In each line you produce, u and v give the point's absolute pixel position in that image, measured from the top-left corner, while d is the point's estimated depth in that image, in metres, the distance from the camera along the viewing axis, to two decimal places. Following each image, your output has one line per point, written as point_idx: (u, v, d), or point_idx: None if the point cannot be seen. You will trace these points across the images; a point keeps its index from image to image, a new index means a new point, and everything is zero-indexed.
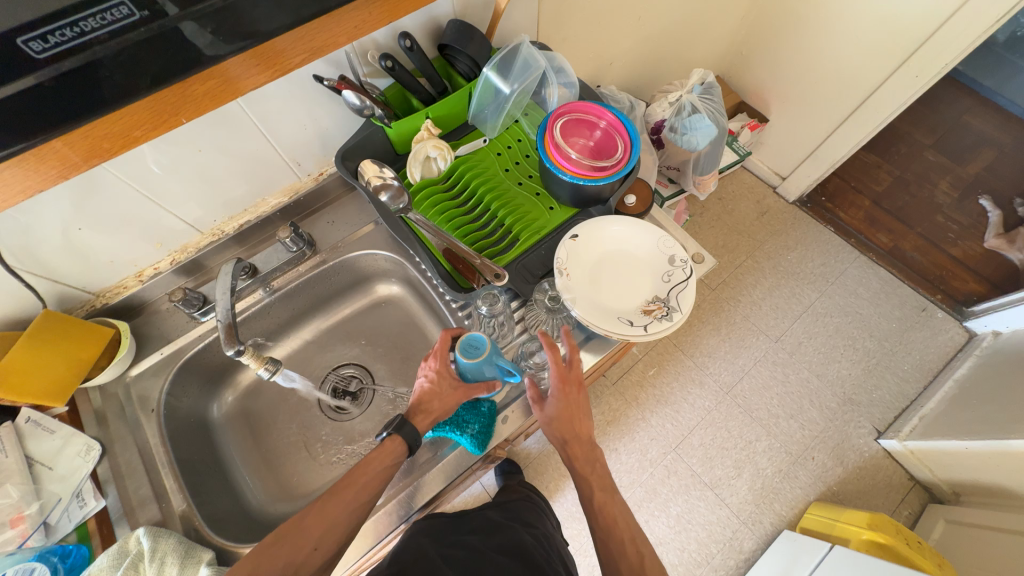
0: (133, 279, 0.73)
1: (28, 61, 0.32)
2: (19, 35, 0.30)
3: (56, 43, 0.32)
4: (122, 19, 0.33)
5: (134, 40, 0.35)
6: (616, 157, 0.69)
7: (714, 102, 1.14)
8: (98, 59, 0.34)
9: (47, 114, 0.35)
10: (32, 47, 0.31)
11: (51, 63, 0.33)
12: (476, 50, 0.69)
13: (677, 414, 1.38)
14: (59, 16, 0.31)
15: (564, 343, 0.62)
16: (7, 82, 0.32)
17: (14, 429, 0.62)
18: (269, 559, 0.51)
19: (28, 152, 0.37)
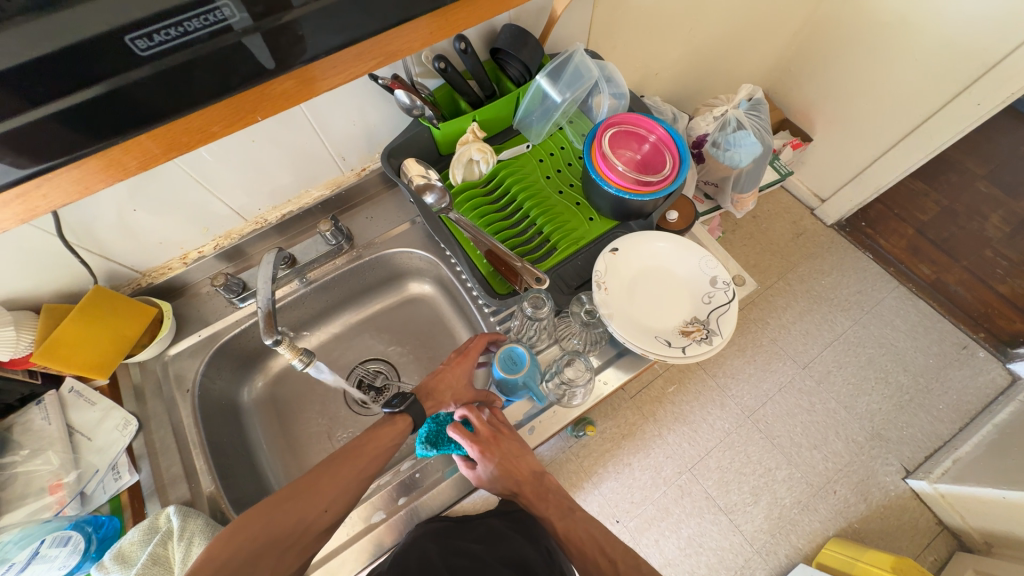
0: (179, 261, 0.74)
1: (133, 57, 0.33)
2: (127, 33, 0.32)
3: (160, 42, 0.33)
4: (222, 20, 0.34)
5: (229, 42, 0.35)
6: (664, 173, 0.68)
7: (760, 119, 1.11)
8: (195, 56, 0.35)
9: (137, 103, 0.36)
10: (138, 44, 0.32)
11: (153, 60, 0.34)
12: (528, 55, 0.69)
13: (695, 434, 1.35)
14: (164, 17, 0.32)
15: (470, 416, 0.61)
16: (111, 76, 0.33)
17: (59, 397, 0.66)
18: (283, 514, 0.52)
19: (115, 142, 0.38)
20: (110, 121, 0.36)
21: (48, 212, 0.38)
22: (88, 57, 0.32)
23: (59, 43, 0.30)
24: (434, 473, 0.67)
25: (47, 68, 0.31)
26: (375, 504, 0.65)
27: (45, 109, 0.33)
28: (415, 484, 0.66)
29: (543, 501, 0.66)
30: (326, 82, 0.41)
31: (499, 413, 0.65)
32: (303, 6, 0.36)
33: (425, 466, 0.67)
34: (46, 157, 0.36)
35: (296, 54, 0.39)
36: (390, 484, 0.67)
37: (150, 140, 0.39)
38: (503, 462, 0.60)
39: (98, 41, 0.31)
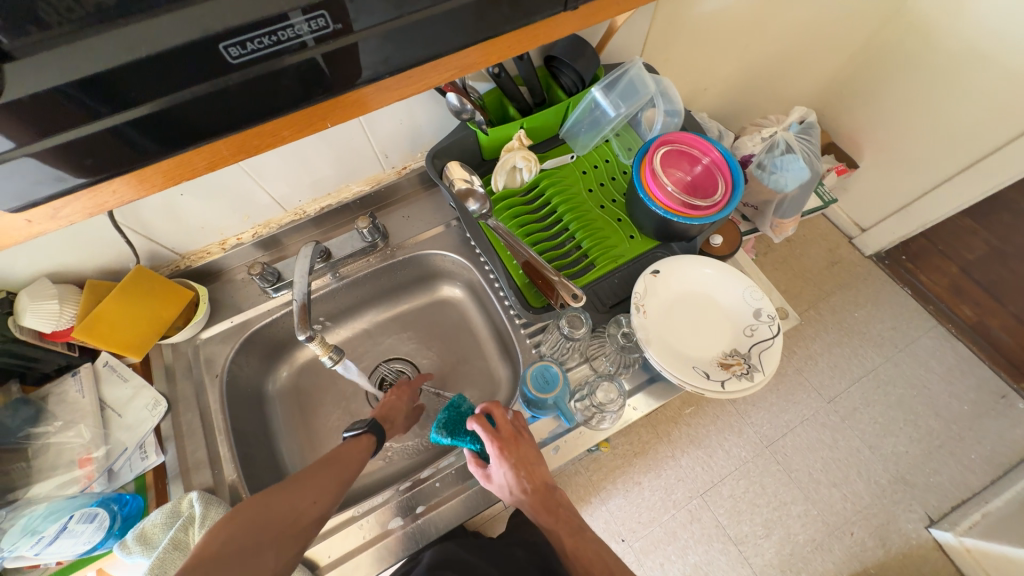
0: (217, 247, 0.75)
1: (223, 64, 0.31)
2: (221, 41, 0.30)
3: (252, 51, 0.31)
4: (318, 30, 0.32)
5: (318, 53, 0.34)
6: (715, 199, 0.65)
7: (810, 144, 1.07)
8: (283, 67, 0.33)
9: (212, 113, 0.35)
10: (230, 52, 0.31)
11: (242, 68, 0.32)
12: (584, 66, 0.66)
13: (709, 459, 1.30)
14: (260, 25, 0.30)
15: (492, 407, 0.61)
16: (199, 82, 0.32)
17: (93, 370, 0.67)
18: (273, 501, 0.49)
19: (187, 151, 0.37)
20: (182, 133, 0.35)
21: (117, 207, 0.38)
22: (173, 66, 0.30)
23: (136, 53, 0.29)
24: (454, 484, 0.66)
25: (129, 76, 0.30)
26: (393, 510, 0.64)
27: (111, 122, 0.32)
28: (433, 493, 0.65)
29: (552, 511, 0.58)
30: (377, 96, 0.40)
31: (521, 418, 0.64)
32: (366, 28, 0.33)
33: (447, 475, 0.66)
34: (112, 167, 0.35)
35: (341, 83, 0.37)
36: (409, 490, 0.66)
37: (224, 146, 0.38)
38: (519, 465, 0.58)
39: (181, 51, 0.30)
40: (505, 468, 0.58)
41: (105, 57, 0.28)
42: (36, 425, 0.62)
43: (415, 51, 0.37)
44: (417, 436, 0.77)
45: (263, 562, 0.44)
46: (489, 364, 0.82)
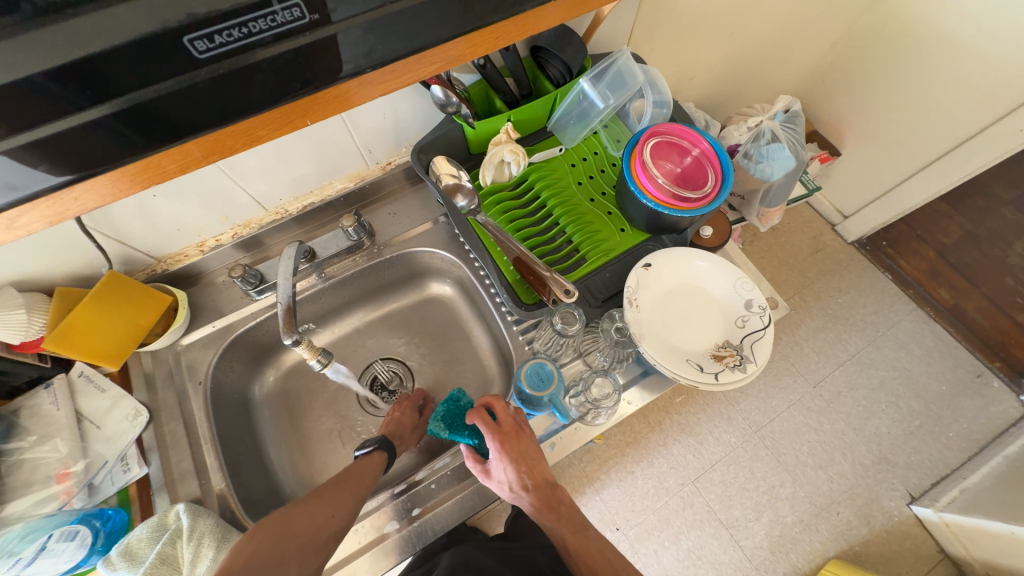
0: (195, 249, 0.72)
1: (190, 59, 0.29)
2: (187, 33, 0.27)
3: (221, 44, 0.28)
4: (292, 21, 0.29)
5: (295, 46, 0.31)
6: (705, 190, 0.65)
7: (795, 133, 1.07)
8: (258, 62, 0.31)
9: (183, 111, 0.31)
10: (198, 45, 0.28)
11: (212, 63, 0.29)
12: (572, 55, 0.65)
13: (700, 446, 1.32)
14: (230, 16, 0.27)
15: (495, 402, 0.61)
16: (163, 79, 0.29)
17: (68, 381, 0.64)
18: (294, 517, 0.51)
19: (163, 149, 0.34)
20: (154, 130, 0.32)
21: (81, 214, 0.35)
22: (136, 58, 0.27)
23: (85, 48, 0.26)
24: (450, 484, 0.66)
25: (86, 75, 0.27)
26: (388, 513, 0.64)
27: (91, 114, 0.29)
28: (429, 495, 0.65)
29: (552, 510, 0.59)
30: (360, 91, 0.37)
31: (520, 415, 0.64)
32: (343, 20, 0.31)
33: (443, 476, 0.66)
34: (88, 166, 0.32)
35: (321, 77, 0.34)
36: (404, 493, 0.65)
37: (195, 146, 0.35)
38: (519, 460, 0.58)
39: (142, 43, 0.27)
40: (506, 464, 0.57)
41: (54, 50, 0.25)
42: (8, 440, 0.59)
43: (399, 43, 0.35)
44: None
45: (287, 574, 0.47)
46: (481, 361, 0.81)
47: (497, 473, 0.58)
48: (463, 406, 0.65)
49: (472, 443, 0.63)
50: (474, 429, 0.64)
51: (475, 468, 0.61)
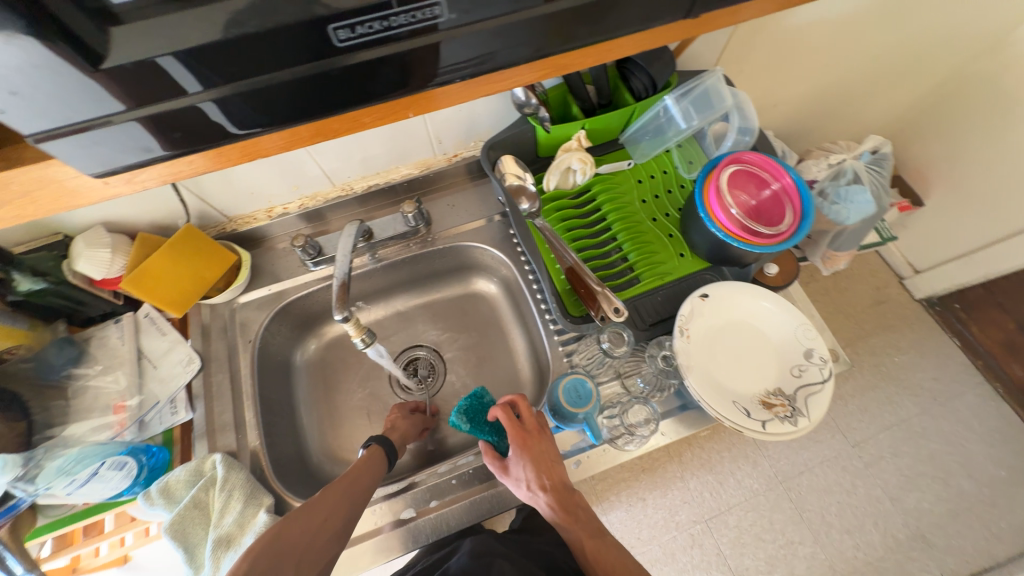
0: (263, 214, 0.75)
1: (329, 46, 0.29)
2: (332, 22, 0.27)
3: (361, 34, 0.29)
4: (427, 20, 0.29)
5: (425, 44, 0.30)
6: (779, 228, 0.61)
7: (880, 177, 1.00)
8: (387, 56, 0.30)
9: (283, 104, 0.31)
10: (339, 34, 0.28)
11: (347, 53, 0.29)
12: (658, 70, 0.64)
13: (720, 485, 1.16)
14: (374, 8, 0.28)
15: (518, 399, 0.62)
16: (294, 64, 0.29)
17: (134, 320, 0.69)
18: (287, 528, 0.50)
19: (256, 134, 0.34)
20: (259, 116, 0.32)
21: (193, 177, 0.36)
22: (256, 47, 0.27)
23: (213, 36, 0.26)
24: (473, 483, 0.65)
25: (210, 59, 0.27)
26: (408, 500, 0.64)
27: (194, 99, 0.29)
28: (449, 489, 0.65)
29: (570, 513, 0.57)
30: (447, 96, 0.36)
31: (540, 419, 0.65)
32: (449, 30, 0.30)
33: (467, 474, 0.66)
34: (196, 142, 0.32)
35: (439, 76, 0.33)
36: (426, 483, 0.65)
37: (303, 129, 0.35)
38: (538, 459, 0.58)
39: (288, 32, 0.27)
40: (525, 458, 0.58)
41: (213, 27, 0.26)
42: (78, 365, 0.65)
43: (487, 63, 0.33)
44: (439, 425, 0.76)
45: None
46: (515, 365, 0.80)
47: (515, 469, 0.59)
48: (484, 404, 0.66)
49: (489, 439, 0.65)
50: (494, 426, 0.66)
51: (493, 464, 0.62)
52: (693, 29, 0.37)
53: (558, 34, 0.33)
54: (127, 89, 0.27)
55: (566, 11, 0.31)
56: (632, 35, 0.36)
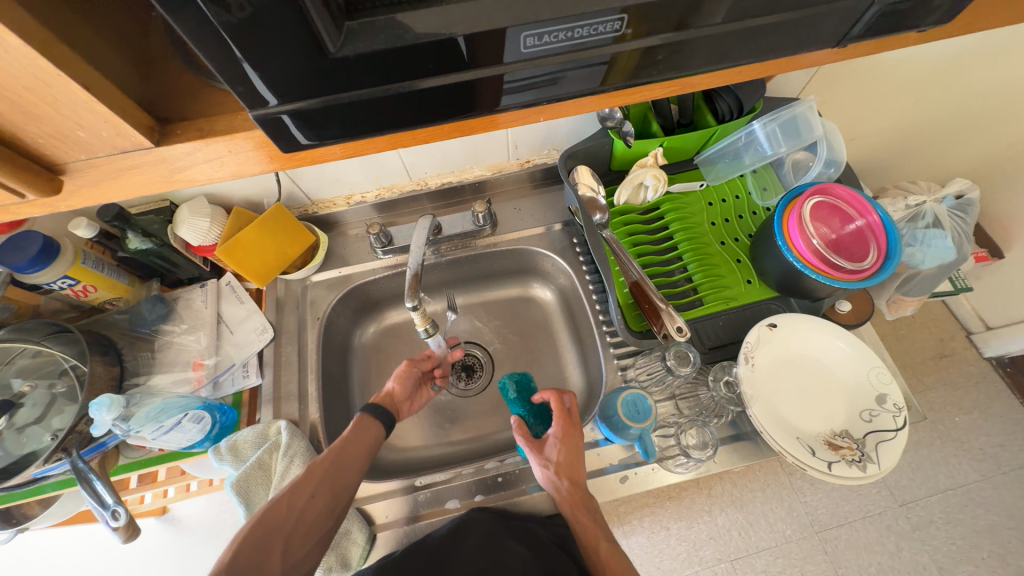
0: (342, 200, 0.80)
1: (515, 52, 0.26)
2: (524, 29, 0.25)
3: (546, 44, 0.26)
4: (607, 33, 0.27)
5: (589, 60, 0.28)
6: (862, 265, 0.59)
7: (964, 223, 0.94)
8: (565, 69, 0.28)
9: (374, 116, 0.28)
10: (526, 41, 0.26)
11: (526, 62, 0.27)
12: (749, 92, 0.63)
13: (749, 526, 0.92)
14: (567, 19, 0.25)
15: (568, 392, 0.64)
16: (437, 74, 0.27)
17: (217, 287, 0.74)
18: (271, 514, 0.50)
19: (320, 146, 0.30)
20: (369, 122, 0.29)
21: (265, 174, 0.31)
22: (372, 68, 0.25)
23: (379, 45, 0.24)
24: (517, 485, 0.66)
25: (344, 70, 0.25)
26: (454, 491, 0.65)
27: (278, 110, 0.26)
28: (496, 487, 0.65)
29: (590, 512, 0.57)
30: (508, 115, 0.33)
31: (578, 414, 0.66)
32: (615, 47, 0.28)
33: (512, 475, 0.66)
34: (294, 147, 0.29)
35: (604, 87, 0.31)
36: (472, 477, 0.66)
37: (377, 142, 0.32)
38: (573, 450, 0.60)
39: (475, 39, 0.25)
40: (562, 445, 0.60)
41: (429, 29, 0.24)
42: (166, 322, 0.71)
43: (544, 91, 0.30)
44: (486, 421, 0.78)
45: (271, 567, 0.48)
46: (564, 373, 0.80)
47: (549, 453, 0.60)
48: (531, 386, 0.68)
49: (522, 415, 0.66)
50: (533, 408, 0.67)
51: (525, 441, 0.62)
52: (761, 69, 0.35)
53: (618, 69, 0.30)
54: (253, 86, 0.24)
55: (716, 36, 0.29)
56: (755, 62, 0.35)
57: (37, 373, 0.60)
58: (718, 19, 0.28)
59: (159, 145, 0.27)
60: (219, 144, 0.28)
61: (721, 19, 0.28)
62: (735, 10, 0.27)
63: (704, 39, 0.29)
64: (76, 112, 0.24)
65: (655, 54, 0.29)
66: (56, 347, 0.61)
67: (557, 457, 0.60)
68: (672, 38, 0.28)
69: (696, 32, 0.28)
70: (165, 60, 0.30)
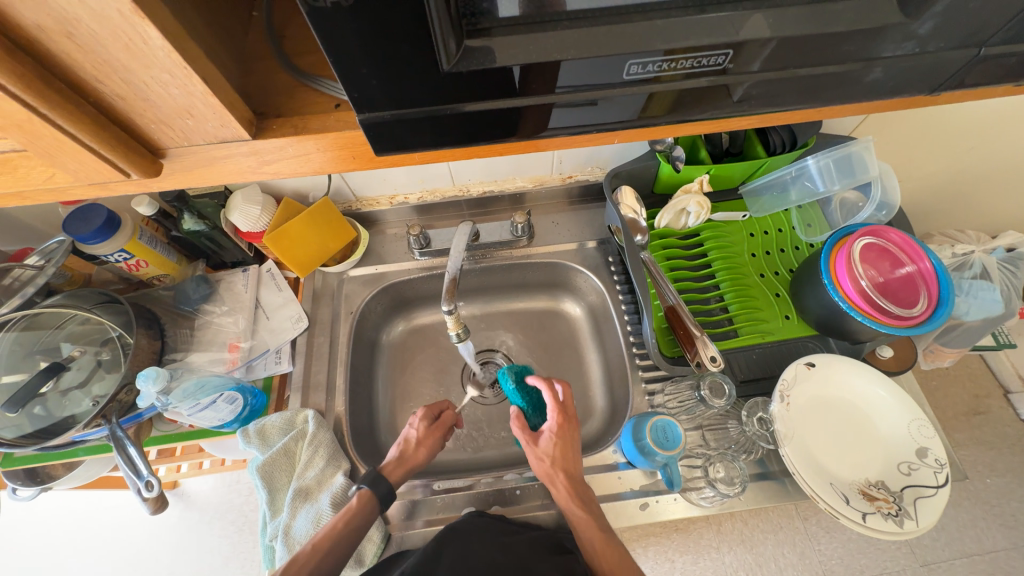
0: (385, 199, 0.81)
1: (617, 78, 0.27)
2: (633, 57, 0.26)
3: (646, 72, 0.27)
4: (707, 66, 0.27)
5: (676, 88, 0.28)
6: (911, 311, 0.57)
7: (1014, 277, 0.90)
8: (652, 97, 0.29)
9: (451, 130, 0.29)
10: (631, 69, 0.27)
11: (626, 87, 0.28)
12: (802, 128, 0.63)
13: (759, 570, 0.88)
14: (669, 51, 0.26)
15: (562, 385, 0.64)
16: (524, 95, 0.27)
17: (258, 272, 0.77)
18: None
19: (391, 155, 0.31)
20: (446, 137, 0.29)
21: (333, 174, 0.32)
22: (477, 85, 0.26)
23: (494, 64, 0.25)
24: (532, 500, 0.65)
25: (448, 85, 0.26)
26: (469, 498, 0.65)
27: (366, 116, 0.27)
28: (512, 499, 0.65)
29: (584, 505, 0.56)
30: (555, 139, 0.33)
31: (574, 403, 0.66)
32: (709, 79, 0.28)
33: (529, 488, 0.65)
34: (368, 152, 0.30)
35: (684, 118, 0.31)
36: (488, 487, 0.66)
37: (450, 153, 0.33)
38: (568, 443, 0.60)
39: (582, 64, 0.26)
40: (557, 438, 0.60)
41: (541, 51, 0.25)
42: (208, 302, 0.73)
43: (581, 113, 0.29)
44: (504, 430, 0.77)
45: None
46: (588, 392, 0.80)
47: (543, 447, 0.60)
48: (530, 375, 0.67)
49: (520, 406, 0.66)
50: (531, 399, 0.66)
51: (522, 433, 0.63)
52: (835, 112, 0.35)
53: (673, 103, 0.30)
54: (364, 94, 0.25)
55: (806, 76, 0.28)
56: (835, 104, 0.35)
57: (85, 340, 0.62)
58: (761, 66, 0.28)
59: (255, 139, 0.29)
60: (309, 143, 0.29)
61: (759, 67, 0.28)
62: (772, 60, 0.27)
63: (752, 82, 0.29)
64: (191, 101, 0.25)
65: (710, 92, 0.29)
66: (104, 316, 0.63)
67: (551, 450, 0.60)
68: (767, 75, 0.28)
69: (741, 75, 0.28)
70: (267, 59, 0.32)
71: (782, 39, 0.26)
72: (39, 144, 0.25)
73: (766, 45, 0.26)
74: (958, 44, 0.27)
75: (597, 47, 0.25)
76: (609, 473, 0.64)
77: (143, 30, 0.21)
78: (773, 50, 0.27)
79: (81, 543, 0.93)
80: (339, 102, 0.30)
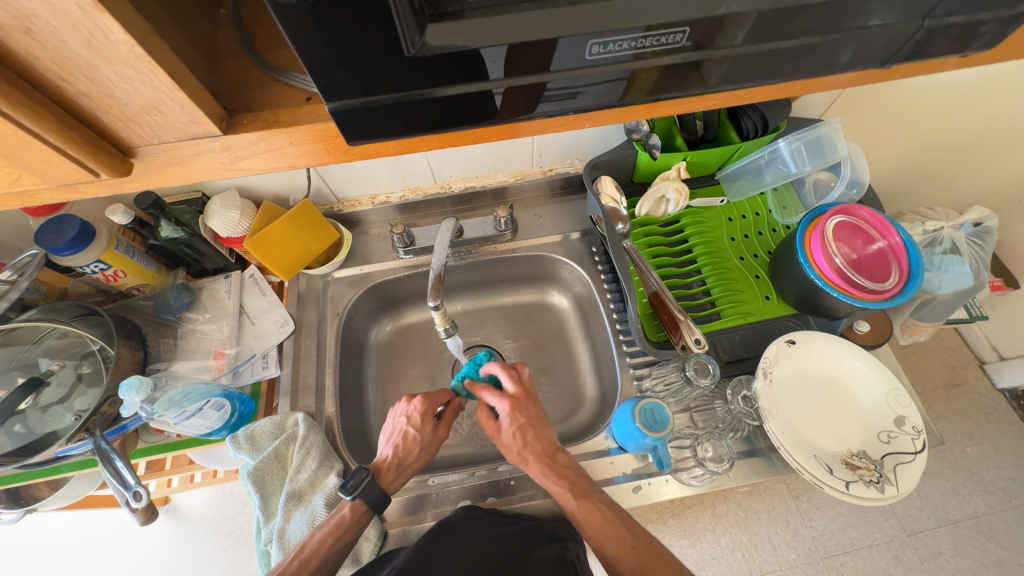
0: (367, 199, 0.81)
1: (580, 59, 0.28)
2: (593, 37, 0.26)
3: (607, 52, 0.27)
4: (668, 45, 0.28)
5: (638, 69, 0.29)
6: (884, 285, 0.59)
7: (981, 250, 0.93)
8: (617, 78, 0.29)
9: (423, 116, 0.29)
10: (593, 49, 0.27)
11: (589, 68, 0.28)
12: (773, 112, 0.63)
13: (753, 549, 0.90)
14: (628, 31, 0.26)
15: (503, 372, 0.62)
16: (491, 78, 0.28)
17: (241, 278, 0.76)
18: None
19: (366, 145, 0.31)
20: (418, 124, 0.30)
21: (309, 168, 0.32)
22: (444, 68, 0.26)
23: (459, 47, 0.26)
24: (527, 489, 0.65)
25: (416, 70, 0.26)
26: (464, 491, 0.65)
27: (337, 104, 0.27)
28: (506, 490, 0.65)
29: (558, 477, 0.57)
30: (529, 124, 0.34)
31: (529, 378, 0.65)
32: (671, 59, 0.29)
33: (523, 478, 0.66)
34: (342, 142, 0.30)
35: (651, 100, 0.32)
36: (482, 480, 0.66)
37: (425, 142, 0.34)
38: (525, 427, 0.60)
39: (543, 46, 0.26)
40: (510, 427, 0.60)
41: (503, 34, 0.25)
42: (190, 310, 0.72)
43: (553, 101, 0.30)
44: None
45: None
46: (578, 381, 0.80)
47: (502, 436, 0.61)
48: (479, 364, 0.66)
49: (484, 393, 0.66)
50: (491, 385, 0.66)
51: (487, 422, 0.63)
52: (797, 89, 0.37)
53: (639, 85, 0.30)
54: (331, 82, 0.26)
55: (764, 54, 0.29)
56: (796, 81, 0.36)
57: (63, 354, 0.61)
58: (733, 42, 0.29)
59: (226, 134, 0.29)
60: (281, 137, 0.29)
61: (720, 45, 0.29)
62: (732, 38, 0.28)
63: (712, 63, 0.29)
64: (158, 98, 0.25)
65: (674, 72, 0.30)
66: (84, 329, 0.62)
67: (510, 437, 0.60)
68: (727, 53, 0.29)
69: (703, 55, 0.29)
70: (235, 56, 0.32)
71: (740, 18, 0.27)
72: (4, 147, 0.25)
73: (724, 24, 0.27)
74: (905, 17, 0.28)
75: (558, 28, 0.26)
76: (602, 458, 0.65)
77: (103, 24, 0.21)
78: (733, 28, 0.28)
79: (71, 566, 0.90)
80: (310, 96, 0.30)
